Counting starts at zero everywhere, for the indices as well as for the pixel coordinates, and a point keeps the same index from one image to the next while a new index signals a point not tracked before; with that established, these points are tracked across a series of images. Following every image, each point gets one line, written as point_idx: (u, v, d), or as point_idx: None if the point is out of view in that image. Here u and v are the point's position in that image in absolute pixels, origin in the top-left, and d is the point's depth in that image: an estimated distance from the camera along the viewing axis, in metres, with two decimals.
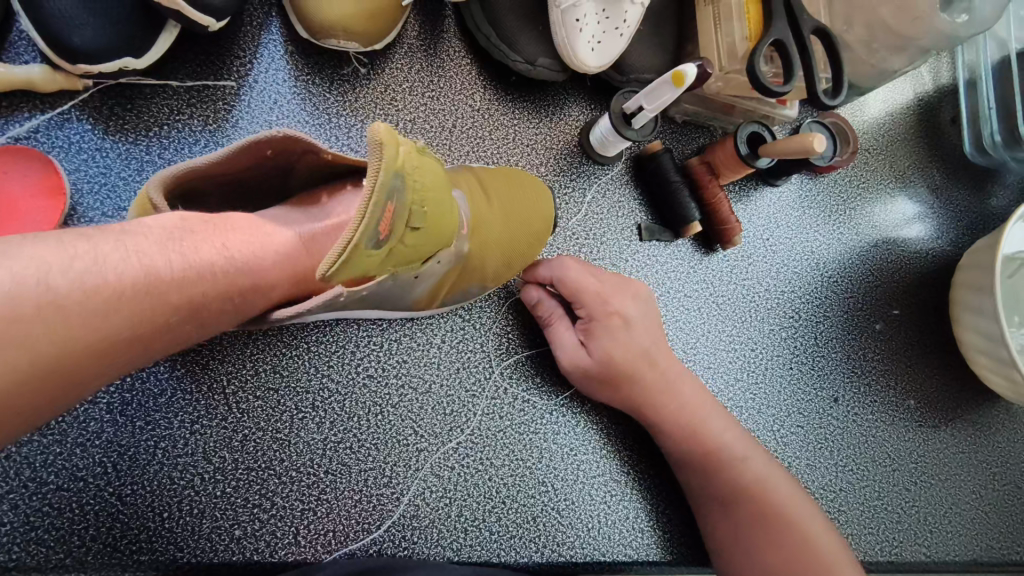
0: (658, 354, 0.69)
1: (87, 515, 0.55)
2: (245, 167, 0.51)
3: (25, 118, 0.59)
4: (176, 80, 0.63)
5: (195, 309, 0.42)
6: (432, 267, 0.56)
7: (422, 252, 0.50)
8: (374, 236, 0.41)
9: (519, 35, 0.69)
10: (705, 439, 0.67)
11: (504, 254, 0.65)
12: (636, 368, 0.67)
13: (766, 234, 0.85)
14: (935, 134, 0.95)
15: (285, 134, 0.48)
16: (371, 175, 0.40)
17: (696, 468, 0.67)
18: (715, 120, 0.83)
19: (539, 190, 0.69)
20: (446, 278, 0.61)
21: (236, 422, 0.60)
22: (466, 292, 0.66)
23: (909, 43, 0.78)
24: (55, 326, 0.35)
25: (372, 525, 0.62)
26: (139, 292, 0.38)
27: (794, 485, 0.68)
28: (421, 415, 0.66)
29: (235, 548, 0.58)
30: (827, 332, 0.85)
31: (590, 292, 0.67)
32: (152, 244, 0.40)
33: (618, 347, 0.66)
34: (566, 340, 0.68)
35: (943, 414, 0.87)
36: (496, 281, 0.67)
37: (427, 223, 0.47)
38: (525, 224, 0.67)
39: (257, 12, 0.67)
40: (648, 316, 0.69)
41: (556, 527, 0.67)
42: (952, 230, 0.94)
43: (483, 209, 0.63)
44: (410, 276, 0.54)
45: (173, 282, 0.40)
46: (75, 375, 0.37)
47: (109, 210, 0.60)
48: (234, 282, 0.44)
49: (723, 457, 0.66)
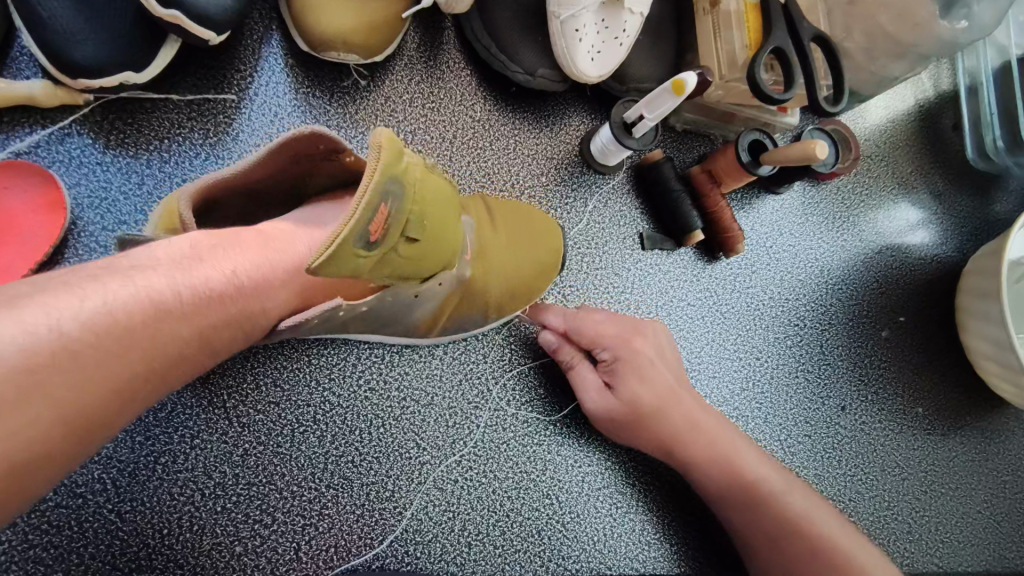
0: (683, 395, 0.67)
1: (86, 533, 0.54)
2: (269, 171, 0.50)
3: (26, 133, 0.59)
4: (176, 94, 0.64)
5: (203, 339, 0.42)
6: (432, 286, 0.55)
7: (415, 268, 0.49)
8: (363, 234, 0.40)
9: (519, 46, 0.70)
10: (745, 477, 0.65)
11: (508, 283, 0.63)
12: (667, 407, 0.65)
13: (769, 241, 0.84)
14: (937, 140, 0.95)
15: (314, 132, 0.47)
16: (366, 176, 0.39)
17: (739, 505, 0.65)
18: (716, 128, 0.82)
19: (547, 225, 0.68)
20: (449, 303, 0.59)
21: (237, 436, 0.60)
22: (468, 319, 0.63)
23: (908, 50, 0.78)
24: (71, 374, 0.34)
25: (374, 540, 0.61)
26: (143, 328, 0.38)
27: (835, 516, 0.65)
28: (423, 428, 0.65)
29: (235, 565, 0.57)
30: (833, 341, 0.84)
31: (614, 338, 0.67)
32: (158, 270, 0.40)
33: (643, 382, 0.65)
34: (591, 383, 0.66)
35: (953, 422, 0.86)
36: (500, 311, 0.64)
37: (424, 234, 0.47)
38: (530, 252, 0.64)
39: (258, 26, 0.68)
40: (663, 352, 0.69)
41: (561, 540, 0.67)
42: (956, 236, 0.93)
43: (487, 236, 0.62)
44: (409, 293, 0.54)
45: (179, 311, 0.40)
46: (90, 423, 0.36)
47: (108, 224, 0.60)
48: (237, 305, 0.44)
49: (764, 491, 0.64)
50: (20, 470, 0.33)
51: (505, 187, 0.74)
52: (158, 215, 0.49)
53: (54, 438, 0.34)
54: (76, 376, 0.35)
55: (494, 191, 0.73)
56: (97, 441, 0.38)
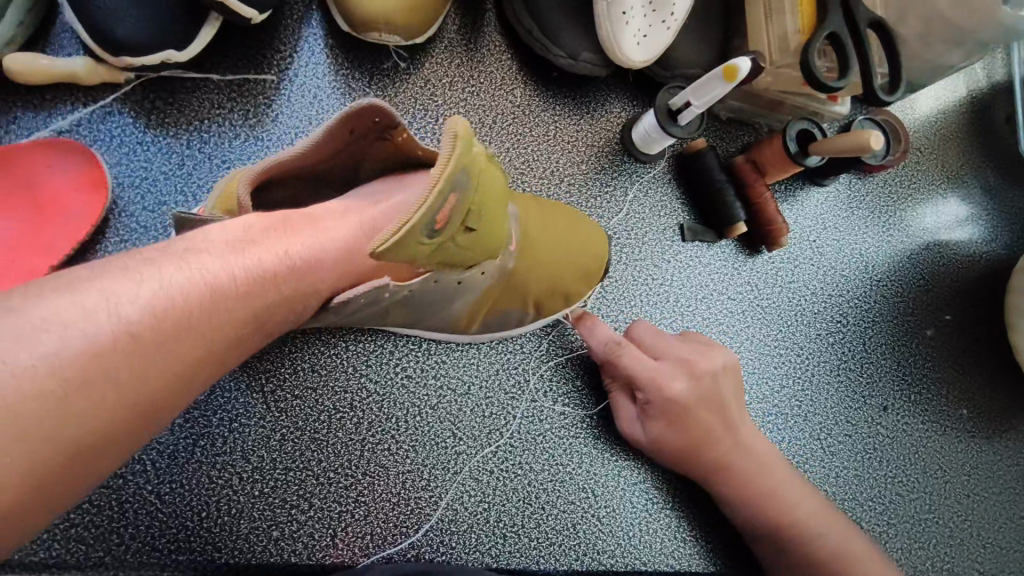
0: (725, 424, 0.65)
1: (126, 513, 0.54)
2: (324, 152, 0.49)
3: (68, 111, 0.59)
4: (217, 74, 0.63)
5: (256, 322, 0.41)
6: (473, 275, 0.52)
7: (467, 257, 0.48)
8: (428, 223, 0.39)
9: (563, 29, 0.68)
10: (779, 514, 0.64)
11: (549, 280, 0.61)
12: (709, 436, 0.64)
13: (813, 235, 0.82)
14: (988, 133, 0.92)
15: (365, 105, 0.46)
16: (440, 164, 0.38)
17: (766, 541, 0.65)
18: (761, 116, 0.80)
19: (584, 220, 0.66)
20: (488, 295, 0.57)
21: (275, 421, 0.59)
22: (506, 317, 0.62)
23: (968, 37, 0.75)
24: (134, 359, 0.34)
25: (409, 529, 0.60)
26: (199, 315, 0.37)
27: (870, 548, 0.65)
28: (459, 417, 0.64)
29: (273, 549, 0.57)
30: (876, 338, 0.82)
31: (648, 375, 0.63)
32: (211, 253, 0.39)
33: (692, 403, 0.63)
34: (624, 410, 0.65)
35: (998, 425, 0.84)
36: (538, 310, 0.63)
37: (481, 225, 0.46)
38: (573, 250, 0.63)
39: (298, 6, 0.67)
40: (711, 385, 0.65)
41: (596, 535, 0.66)
42: (1005, 232, 0.90)
43: (534, 229, 0.59)
44: (452, 280, 0.51)
45: (234, 294, 0.39)
46: (158, 410, 0.36)
47: (149, 204, 0.59)
48: (292, 283, 0.42)
49: (798, 528, 0.64)
50: (88, 449, 0.33)
51: (544, 174, 0.72)
52: (216, 196, 0.50)
53: (117, 425, 0.34)
54: (141, 367, 0.34)
55: (534, 178, 0.71)
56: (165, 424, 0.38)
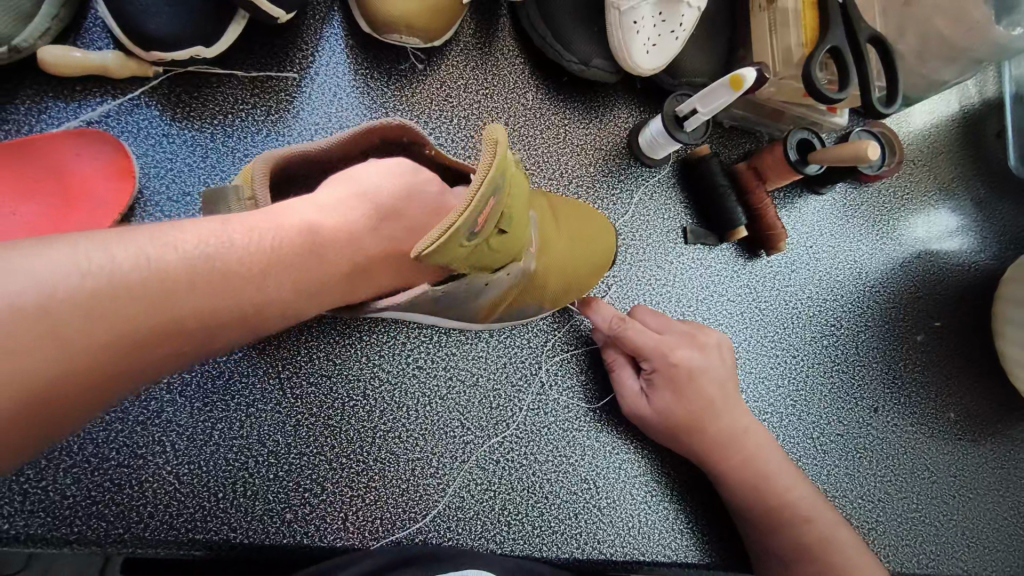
0: (722, 404, 0.68)
1: (145, 492, 0.56)
2: (347, 155, 0.52)
3: (97, 102, 0.60)
4: (241, 71, 0.65)
5: (217, 328, 0.39)
6: (500, 277, 0.55)
7: (496, 259, 0.51)
8: (470, 224, 0.43)
9: (576, 36, 0.70)
10: (772, 498, 0.67)
11: (565, 278, 0.63)
12: (704, 413, 0.67)
13: (810, 241, 0.85)
14: (980, 147, 0.95)
15: (403, 123, 0.51)
16: (483, 168, 0.43)
17: (758, 527, 0.67)
18: (762, 126, 0.83)
19: (600, 219, 0.69)
20: (511, 293, 0.59)
21: (290, 406, 0.61)
22: (524, 312, 0.64)
23: (962, 54, 0.78)
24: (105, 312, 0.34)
25: (418, 515, 0.62)
26: (132, 310, 0.35)
27: (854, 538, 0.68)
28: (468, 407, 0.66)
29: (286, 531, 0.59)
30: (868, 342, 0.85)
31: (651, 349, 0.67)
32: (179, 250, 0.37)
33: (694, 375, 0.67)
34: (628, 387, 0.68)
35: (983, 429, 0.87)
36: (552, 304, 0.65)
37: (512, 229, 0.50)
38: (589, 252, 0.65)
39: (320, 7, 0.69)
40: (708, 361, 0.69)
41: (597, 525, 0.68)
42: (995, 244, 0.93)
43: (550, 230, 0.62)
44: (482, 281, 0.54)
45: (191, 298, 0.37)
46: (68, 399, 0.34)
47: (174, 194, 0.61)
48: (265, 294, 0.41)
49: (790, 515, 0.67)
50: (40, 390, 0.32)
51: (553, 175, 0.74)
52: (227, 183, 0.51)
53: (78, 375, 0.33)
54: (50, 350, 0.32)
55: (543, 178, 0.74)
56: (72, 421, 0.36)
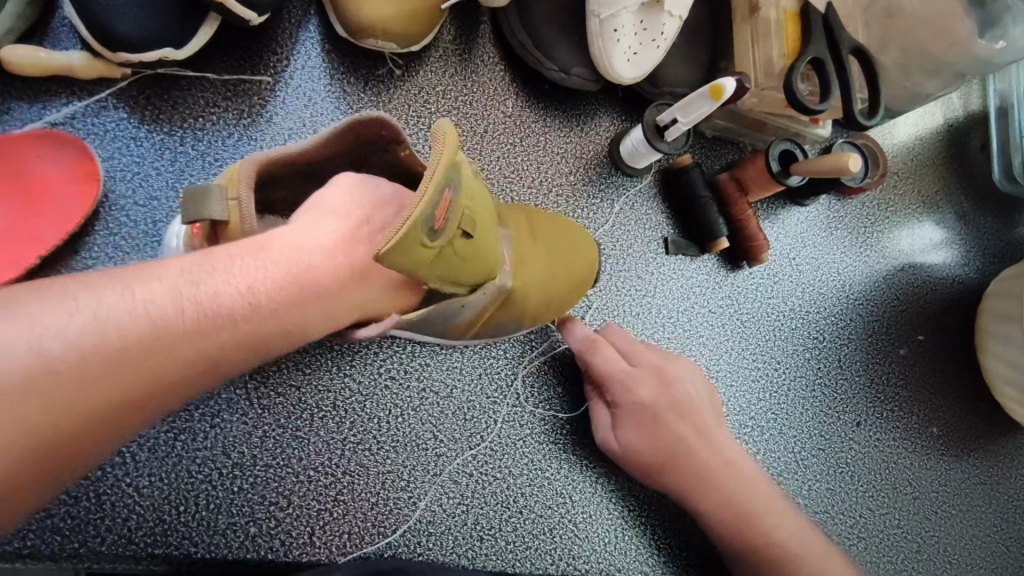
0: (701, 433, 0.67)
1: (103, 505, 0.54)
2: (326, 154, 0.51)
3: (63, 104, 0.59)
4: (212, 73, 0.63)
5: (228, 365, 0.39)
6: (477, 297, 0.53)
7: (465, 271, 0.49)
8: (429, 220, 0.41)
9: (556, 43, 0.69)
10: (760, 524, 0.65)
11: (545, 291, 0.62)
12: (682, 439, 0.65)
13: (792, 253, 0.84)
14: (964, 160, 0.95)
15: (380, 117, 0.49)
16: (433, 161, 0.42)
17: (748, 558, 0.65)
18: (746, 136, 0.83)
19: (577, 232, 0.67)
20: (487, 312, 0.57)
21: (258, 417, 0.60)
22: (505, 327, 0.62)
23: (944, 67, 0.78)
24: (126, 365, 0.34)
25: (387, 529, 0.61)
26: (131, 373, 0.35)
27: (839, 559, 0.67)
28: (441, 420, 0.65)
29: (249, 546, 0.57)
30: (851, 355, 0.84)
31: (622, 376, 0.66)
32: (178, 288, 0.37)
33: (670, 403, 0.66)
34: (602, 417, 0.67)
35: (966, 444, 0.86)
36: (534, 318, 0.63)
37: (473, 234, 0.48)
38: (567, 264, 0.64)
39: (296, 10, 0.68)
40: (687, 391, 0.68)
41: (572, 540, 0.67)
42: (978, 258, 0.93)
43: (524, 245, 0.61)
44: (456, 304, 0.52)
45: (197, 345, 0.37)
46: (87, 443, 0.35)
47: (140, 199, 0.60)
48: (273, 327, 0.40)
49: (779, 544, 0.65)
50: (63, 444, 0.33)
51: (532, 183, 0.73)
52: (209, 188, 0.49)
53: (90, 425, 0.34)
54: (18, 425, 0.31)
55: (522, 187, 0.73)
56: (45, 483, 0.35)
